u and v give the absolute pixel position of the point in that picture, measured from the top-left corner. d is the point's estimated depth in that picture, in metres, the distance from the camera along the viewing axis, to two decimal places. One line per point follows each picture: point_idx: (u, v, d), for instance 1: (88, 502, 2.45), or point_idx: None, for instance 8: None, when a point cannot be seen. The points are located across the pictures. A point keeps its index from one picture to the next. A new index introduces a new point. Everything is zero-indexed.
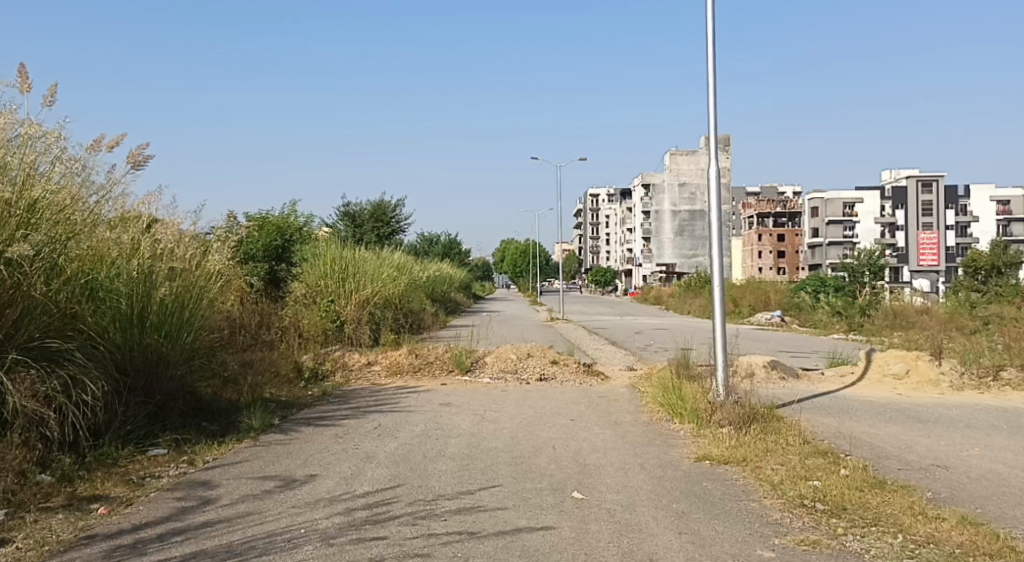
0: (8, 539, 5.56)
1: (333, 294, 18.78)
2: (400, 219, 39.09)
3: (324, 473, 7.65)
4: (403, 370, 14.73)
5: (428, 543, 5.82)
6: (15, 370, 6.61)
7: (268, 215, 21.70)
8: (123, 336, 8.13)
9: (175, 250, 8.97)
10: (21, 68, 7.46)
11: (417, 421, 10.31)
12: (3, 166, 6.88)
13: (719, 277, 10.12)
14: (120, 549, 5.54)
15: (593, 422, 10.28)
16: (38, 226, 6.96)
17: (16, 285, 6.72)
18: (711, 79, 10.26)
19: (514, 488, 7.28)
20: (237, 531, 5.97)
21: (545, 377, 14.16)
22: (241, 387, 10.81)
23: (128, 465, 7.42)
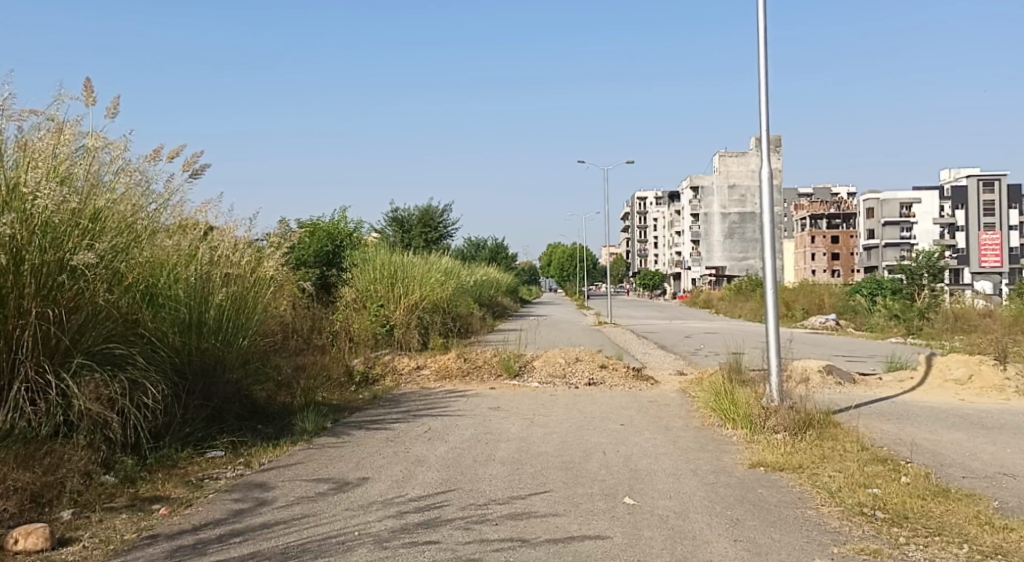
0: (75, 538, 5.71)
1: (382, 298, 18.95)
2: (448, 224, 39.28)
3: (376, 476, 7.72)
4: (452, 374, 14.80)
5: (481, 549, 5.83)
6: (80, 374, 6.78)
7: (318, 222, 22.08)
8: (182, 341, 8.29)
9: (231, 258, 9.15)
10: (86, 83, 7.71)
11: (467, 425, 10.35)
12: (70, 176, 7.12)
13: (771, 280, 9.99)
14: (182, 549, 5.64)
15: (644, 427, 10.22)
16: (103, 233, 7.14)
17: (81, 292, 6.88)
18: (763, 77, 10.14)
19: (565, 493, 7.27)
20: (293, 533, 6.05)
21: (594, 381, 14.11)
22: (294, 391, 10.97)
23: (187, 467, 7.57)
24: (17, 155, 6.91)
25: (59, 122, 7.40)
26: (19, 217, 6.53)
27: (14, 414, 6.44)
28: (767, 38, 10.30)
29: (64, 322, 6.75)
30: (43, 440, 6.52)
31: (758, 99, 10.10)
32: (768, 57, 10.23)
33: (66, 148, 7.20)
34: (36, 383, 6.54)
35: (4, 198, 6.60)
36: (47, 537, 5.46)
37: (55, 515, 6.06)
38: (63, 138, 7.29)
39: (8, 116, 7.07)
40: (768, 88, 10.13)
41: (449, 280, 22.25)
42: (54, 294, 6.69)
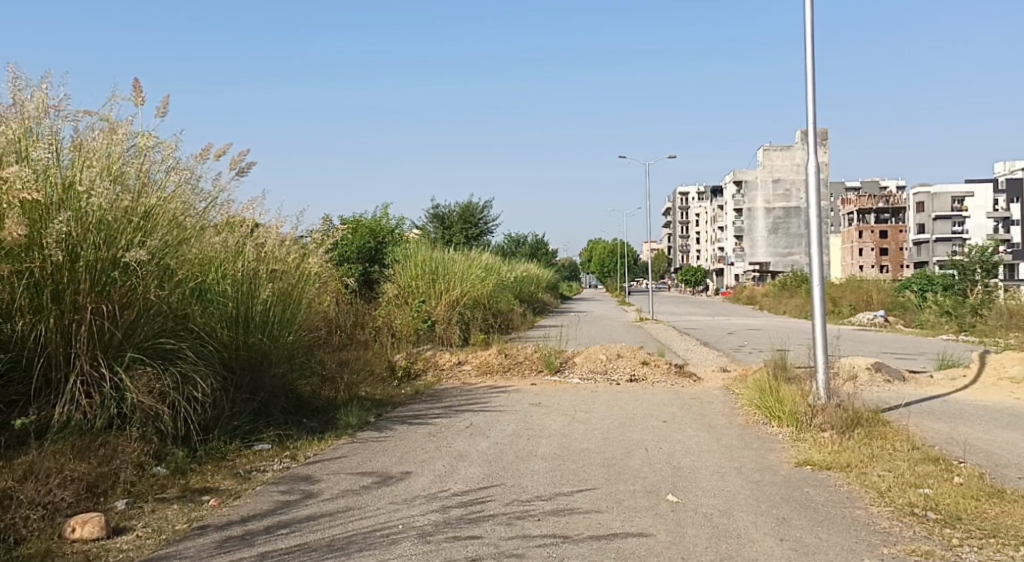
0: (128, 527, 5.83)
1: (424, 294, 19.04)
2: (488, 220, 39.34)
3: (419, 470, 7.76)
4: (493, 370, 14.83)
5: (524, 544, 5.85)
6: (133, 368, 6.91)
7: (360, 219, 22.29)
8: (230, 336, 8.41)
9: (277, 254, 9.27)
10: (136, 82, 7.85)
11: (508, 421, 10.37)
12: (123, 175, 7.29)
13: (818, 275, 9.85)
14: (231, 540, 5.73)
15: (687, 424, 10.15)
16: (155, 230, 7.30)
17: (133, 288, 7.02)
18: (809, 69, 10.01)
19: (608, 490, 7.25)
20: (338, 525, 6.11)
21: (635, 378, 14.06)
22: (338, 385, 11.08)
23: (235, 459, 7.68)
24: (72, 154, 7.08)
25: (111, 122, 7.56)
26: (74, 215, 6.68)
27: (70, 406, 6.59)
28: (813, 29, 10.15)
29: (117, 318, 6.89)
30: (97, 432, 6.66)
31: (805, 91, 9.96)
32: (814, 48, 10.08)
33: (118, 148, 7.37)
34: (91, 376, 6.71)
35: (60, 195, 6.75)
36: (102, 526, 5.57)
37: (109, 504, 6.18)
38: (116, 137, 7.44)
39: (63, 116, 7.24)
40: (815, 80, 9.99)
41: (490, 276, 22.29)
42: (108, 290, 6.83)
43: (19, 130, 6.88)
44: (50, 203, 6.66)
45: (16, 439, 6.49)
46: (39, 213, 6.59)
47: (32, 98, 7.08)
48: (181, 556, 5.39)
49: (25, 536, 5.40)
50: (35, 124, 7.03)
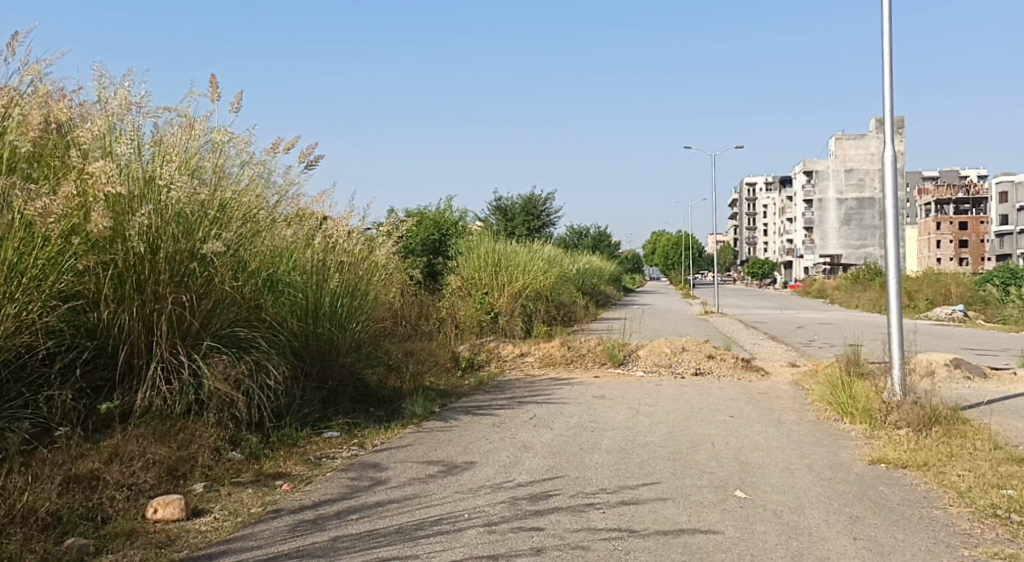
0: (206, 509, 5.97)
1: (487, 286, 19.10)
2: (550, 212, 39.27)
3: (484, 461, 7.79)
4: (556, 362, 14.82)
5: (589, 536, 5.82)
6: (210, 355, 7.08)
7: (424, 211, 22.51)
8: (301, 326, 8.54)
9: (345, 246, 9.41)
10: (213, 78, 8.04)
11: (572, 413, 10.35)
12: (199, 169, 7.54)
13: (895, 268, 9.58)
14: (303, 524, 5.83)
15: (755, 419, 9.98)
16: (229, 223, 7.49)
17: (209, 279, 7.21)
18: (886, 58, 9.73)
19: (674, 484, 7.18)
20: (406, 513, 6.18)
21: (701, 371, 13.89)
22: (403, 375, 11.19)
23: (306, 446, 7.82)
24: (153, 149, 7.29)
25: (189, 118, 7.77)
26: (155, 208, 6.87)
27: (152, 392, 6.79)
28: (891, 16, 9.87)
29: (195, 307, 7.07)
30: (177, 418, 6.83)
31: (881, 80, 9.70)
32: (892, 36, 9.81)
33: (195, 144, 7.61)
34: (171, 363, 6.90)
35: (141, 188, 6.95)
36: (182, 508, 5.72)
37: (188, 487, 6.34)
38: (194, 133, 7.68)
39: (144, 112, 7.44)
40: (892, 70, 9.72)
41: (553, 268, 22.28)
42: (186, 280, 7.02)
43: (104, 125, 7.08)
44: (132, 196, 6.84)
45: (100, 423, 6.68)
46: (122, 206, 6.79)
47: (115, 95, 7.28)
48: (256, 538, 5.50)
49: (110, 516, 5.54)
50: (118, 119, 7.24)
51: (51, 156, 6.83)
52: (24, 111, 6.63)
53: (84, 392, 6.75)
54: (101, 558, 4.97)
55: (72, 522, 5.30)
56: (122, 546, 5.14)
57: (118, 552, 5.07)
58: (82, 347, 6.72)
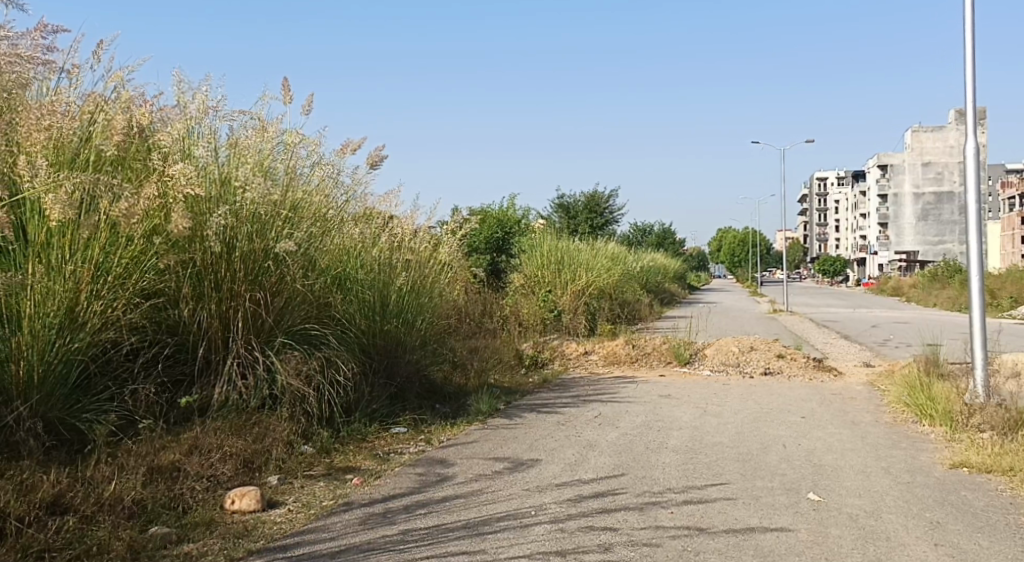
0: (280, 501, 6.07)
1: (551, 284, 19.04)
2: (613, 209, 39.02)
3: (549, 458, 7.76)
4: (621, 360, 14.69)
5: (657, 535, 5.75)
6: (283, 352, 7.22)
7: (486, 209, 22.58)
8: (368, 324, 8.60)
9: (411, 245, 9.49)
10: (285, 81, 8.18)
11: (638, 412, 10.25)
12: (272, 171, 7.71)
13: (977, 266, 9.26)
14: (373, 517, 5.87)
15: (828, 421, 9.75)
16: (300, 222, 7.65)
17: (282, 277, 7.35)
18: (969, 48, 9.41)
19: (744, 485, 7.05)
20: (473, 508, 6.18)
21: (771, 371, 13.63)
22: (468, 373, 11.21)
23: (375, 441, 7.88)
24: (228, 151, 7.47)
25: (263, 121, 7.92)
26: (231, 209, 7.04)
27: (228, 387, 6.93)
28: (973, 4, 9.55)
29: (269, 304, 7.21)
30: (252, 411, 6.95)
31: (963, 71, 9.39)
32: (974, 25, 9.48)
33: (268, 146, 7.78)
34: (246, 358, 7.04)
35: (218, 190, 7.12)
36: (258, 499, 5.81)
37: (263, 479, 6.44)
38: (267, 135, 7.83)
39: (221, 116, 7.62)
40: (975, 60, 9.40)
41: (616, 266, 22.10)
42: (260, 279, 7.17)
43: (184, 128, 7.25)
44: (210, 197, 7.00)
45: (180, 416, 6.82)
46: (200, 206, 6.94)
47: (193, 100, 7.49)
48: (329, 530, 5.56)
49: (191, 506, 5.66)
50: (196, 123, 7.44)
51: (134, 159, 6.95)
52: (107, 117, 6.77)
53: (165, 386, 6.90)
54: (182, 546, 5.08)
55: (156, 511, 5.41)
56: (202, 536, 5.24)
57: (198, 541, 5.18)
58: (163, 343, 6.90)
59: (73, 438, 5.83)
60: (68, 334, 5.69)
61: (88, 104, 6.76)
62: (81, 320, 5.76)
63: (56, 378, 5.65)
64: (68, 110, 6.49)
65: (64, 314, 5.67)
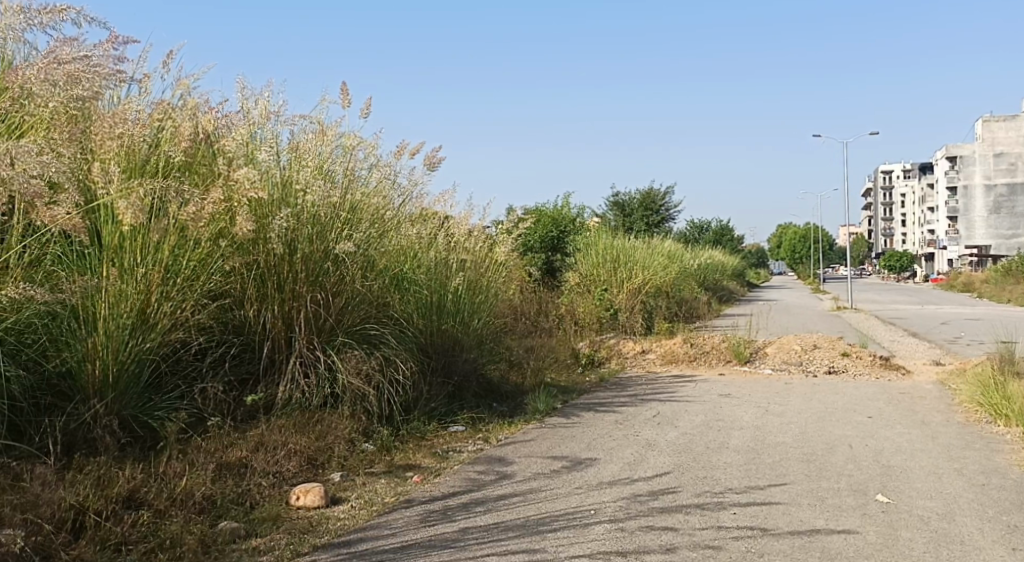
0: (343, 498, 6.15)
1: (606, 282, 18.94)
2: (669, 206, 38.66)
3: (607, 457, 7.72)
4: (679, 359, 14.54)
5: (719, 536, 5.68)
6: (344, 351, 7.31)
7: (541, 208, 22.55)
8: (426, 323, 8.66)
9: (467, 245, 9.52)
10: (344, 85, 8.27)
11: (697, 411, 10.14)
12: (331, 173, 7.82)
13: None
14: (433, 514, 5.91)
15: (896, 421, 9.53)
16: (359, 224, 7.76)
17: (342, 278, 7.45)
18: None
19: (808, 486, 6.93)
20: (532, 506, 6.18)
21: (834, 370, 13.37)
22: (524, 372, 11.21)
23: (434, 439, 7.92)
24: (290, 155, 7.59)
25: (322, 125, 8.03)
26: (293, 211, 7.16)
27: (292, 385, 7.05)
28: None
29: (329, 304, 7.32)
30: (315, 409, 7.06)
31: None
32: None
33: (327, 149, 7.89)
34: (308, 357, 7.16)
35: (280, 192, 7.24)
36: (322, 495, 5.90)
37: (326, 476, 6.53)
38: (327, 138, 7.94)
39: (282, 121, 7.74)
40: None
41: (674, 264, 21.90)
42: (321, 280, 7.27)
43: (247, 132, 7.38)
44: (272, 200, 7.13)
45: (246, 414, 6.92)
46: (263, 208, 7.06)
47: (256, 105, 7.62)
48: (390, 527, 5.61)
49: (258, 501, 5.77)
50: (258, 127, 7.57)
51: (200, 164, 7.10)
52: (175, 124, 6.91)
53: (232, 384, 7.02)
54: (251, 541, 5.18)
55: (225, 506, 5.53)
56: (269, 531, 5.34)
57: (265, 536, 5.27)
58: (229, 343, 7.04)
59: (146, 434, 5.98)
60: (140, 335, 5.83)
61: (157, 111, 6.92)
62: (152, 321, 5.90)
63: (129, 377, 5.79)
64: (138, 117, 6.65)
65: (136, 315, 5.80)
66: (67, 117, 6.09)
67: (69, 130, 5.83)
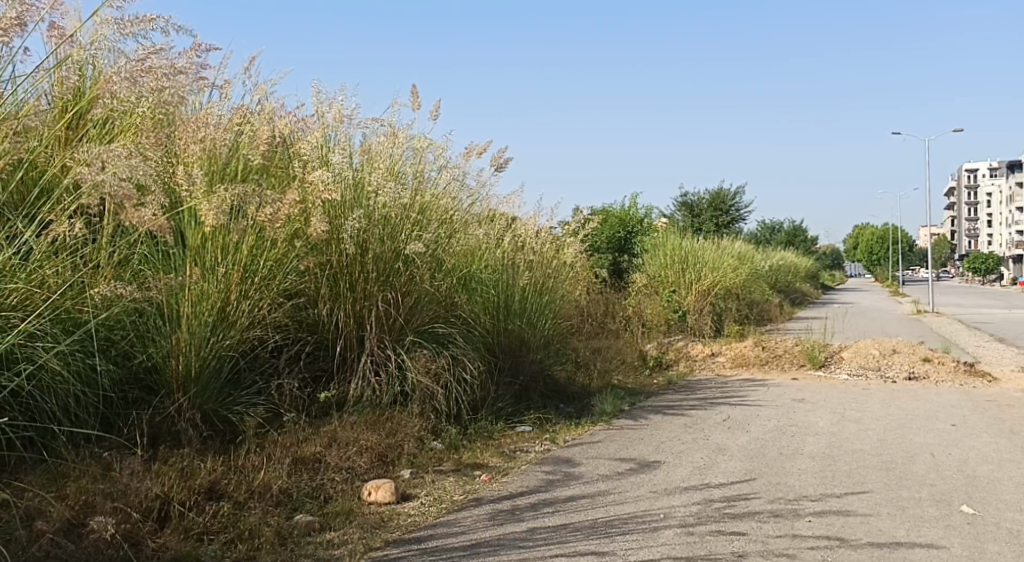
0: (413, 495, 6.26)
1: (674, 284, 18.78)
2: (740, 206, 38.09)
3: (677, 461, 7.68)
4: (750, 362, 14.35)
5: (794, 545, 5.61)
6: (413, 350, 7.43)
7: (609, 209, 22.43)
8: (494, 322, 8.73)
9: (535, 246, 9.57)
10: (414, 88, 8.39)
11: (769, 416, 10.01)
12: (402, 175, 7.97)
13: None
14: (501, 513, 5.97)
15: (982, 430, 9.24)
16: (428, 225, 7.89)
17: (411, 278, 7.57)
18: None
19: (888, 495, 6.79)
20: (601, 509, 6.19)
21: (915, 376, 13.02)
22: (591, 374, 11.21)
23: (501, 439, 7.99)
24: (362, 157, 7.76)
25: (393, 128, 8.16)
26: (364, 212, 7.31)
27: (363, 383, 7.20)
28: None
29: (399, 304, 7.44)
30: (385, 407, 7.20)
31: None
32: None
33: (398, 151, 8.03)
34: (379, 356, 7.30)
35: (353, 194, 7.40)
36: (393, 492, 6.01)
37: (396, 473, 6.65)
38: (397, 141, 8.07)
39: (355, 124, 7.89)
40: None
41: (744, 266, 21.61)
42: (391, 280, 7.41)
43: (322, 136, 7.57)
44: (345, 201, 7.29)
45: (320, 410, 7.07)
46: (336, 210, 7.22)
47: (330, 109, 7.79)
48: (459, 525, 5.69)
49: (332, 496, 5.91)
50: (332, 131, 7.74)
51: (276, 167, 7.29)
52: (253, 128, 7.16)
53: (306, 381, 7.19)
54: (325, 534, 5.32)
55: (301, 499, 5.68)
56: (342, 525, 5.47)
57: (339, 530, 5.40)
58: (304, 341, 7.23)
59: (226, 429, 6.17)
60: (221, 332, 6.03)
61: (237, 116, 7.14)
62: (231, 319, 6.10)
63: (210, 373, 5.98)
64: (219, 122, 6.85)
65: (217, 314, 5.99)
66: (153, 120, 6.31)
67: (155, 135, 6.04)
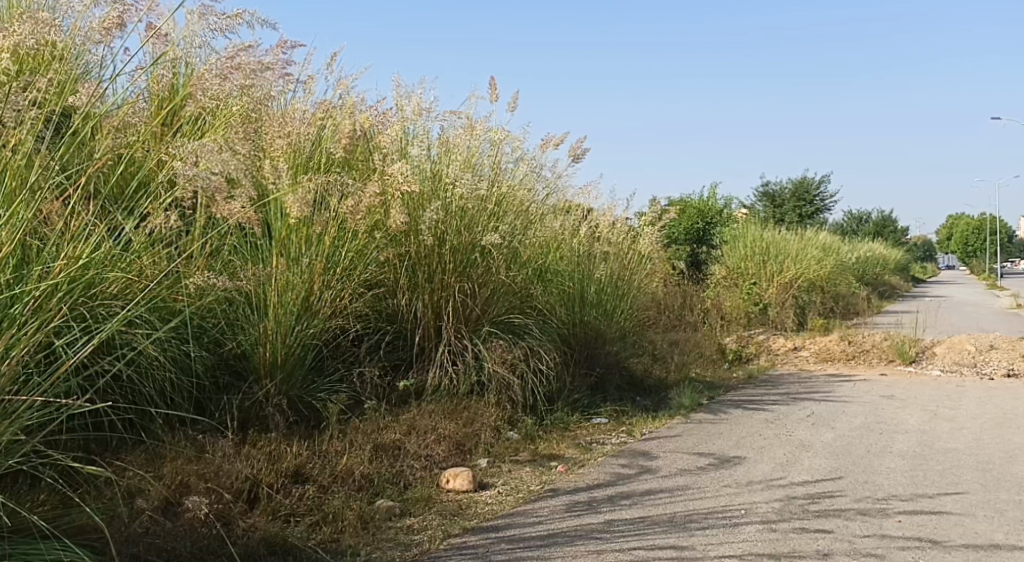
0: (491, 483, 6.36)
1: (755, 276, 18.52)
2: (825, 197, 37.19)
3: (758, 457, 7.59)
4: (835, 357, 14.08)
5: (883, 545, 5.50)
6: (490, 340, 7.54)
7: (688, 199, 22.16)
8: (571, 314, 8.76)
9: (612, 237, 9.56)
10: (492, 80, 8.48)
11: (856, 412, 9.80)
12: (478, 167, 8.07)
13: None
14: (579, 505, 6.01)
15: None
16: (505, 216, 7.97)
17: (487, 269, 7.64)
18: None
19: (983, 497, 6.59)
20: (680, 503, 6.17)
21: (1014, 373, 12.56)
22: (669, 367, 11.14)
23: (577, 430, 8.03)
24: (439, 150, 7.88)
25: (470, 121, 8.23)
26: (442, 204, 7.43)
27: (441, 372, 7.31)
28: None
29: (476, 295, 7.52)
30: (462, 396, 7.30)
31: None
32: None
33: (474, 144, 8.11)
34: (456, 347, 7.41)
35: (431, 186, 7.52)
36: (471, 480, 6.12)
37: (473, 462, 6.75)
38: (475, 133, 8.15)
39: (433, 117, 8.00)
40: None
41: (829, 257, 21.15)
42: (469, 271, 7.50)
43: (402, 129, 7.71)
44: (423, 194, 7.41)
45: (399, 398, 7.21)
46: (415, 203, 7.36)
47: (409, 103, 7.93)
48: (536, 515, 5.75)
49: (411, 482, 6.06)
50: (411, 124, 7.85)
51: (358, 160, 7.44)
52: (336, 122, 7.36)
53: (387, 369, 7.34)
54: (405, 520, 5.46)
55: (381, 485, 5.84)
56: (422, 511, 5.59)
57: (418, 516, 5.54)
58: (384, 331, 7.38)
59: (310, 414, 6.35)
60: (305, 320, 6.20)
61: (320, 111, 7.33)
62: (315, 308, 6.27)
63: (295, 361, 6.17)
64: (303, 117, 7.04)
65: (301, 303, 6.17)
66: (241, 117, 6.51)
67: (243, 129, 6.23)
